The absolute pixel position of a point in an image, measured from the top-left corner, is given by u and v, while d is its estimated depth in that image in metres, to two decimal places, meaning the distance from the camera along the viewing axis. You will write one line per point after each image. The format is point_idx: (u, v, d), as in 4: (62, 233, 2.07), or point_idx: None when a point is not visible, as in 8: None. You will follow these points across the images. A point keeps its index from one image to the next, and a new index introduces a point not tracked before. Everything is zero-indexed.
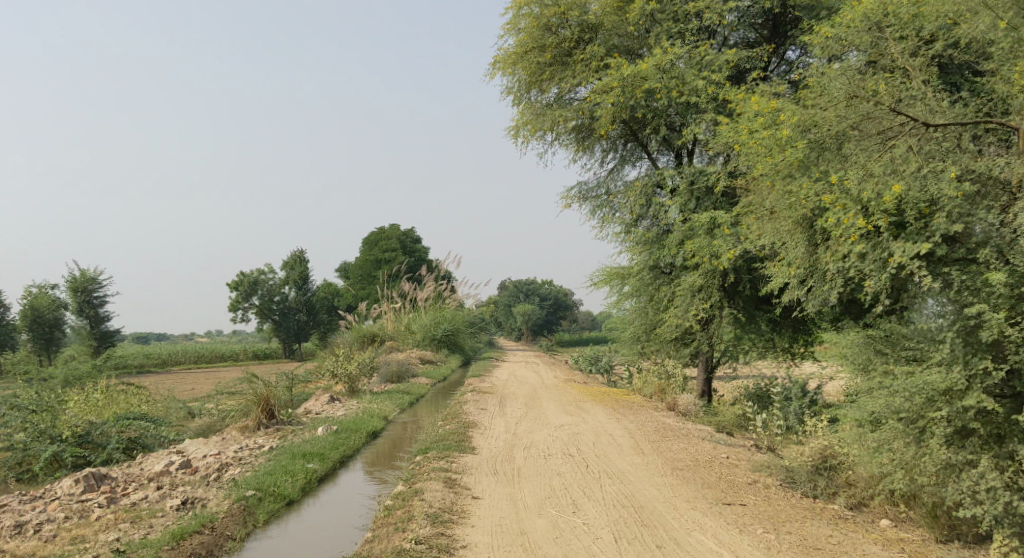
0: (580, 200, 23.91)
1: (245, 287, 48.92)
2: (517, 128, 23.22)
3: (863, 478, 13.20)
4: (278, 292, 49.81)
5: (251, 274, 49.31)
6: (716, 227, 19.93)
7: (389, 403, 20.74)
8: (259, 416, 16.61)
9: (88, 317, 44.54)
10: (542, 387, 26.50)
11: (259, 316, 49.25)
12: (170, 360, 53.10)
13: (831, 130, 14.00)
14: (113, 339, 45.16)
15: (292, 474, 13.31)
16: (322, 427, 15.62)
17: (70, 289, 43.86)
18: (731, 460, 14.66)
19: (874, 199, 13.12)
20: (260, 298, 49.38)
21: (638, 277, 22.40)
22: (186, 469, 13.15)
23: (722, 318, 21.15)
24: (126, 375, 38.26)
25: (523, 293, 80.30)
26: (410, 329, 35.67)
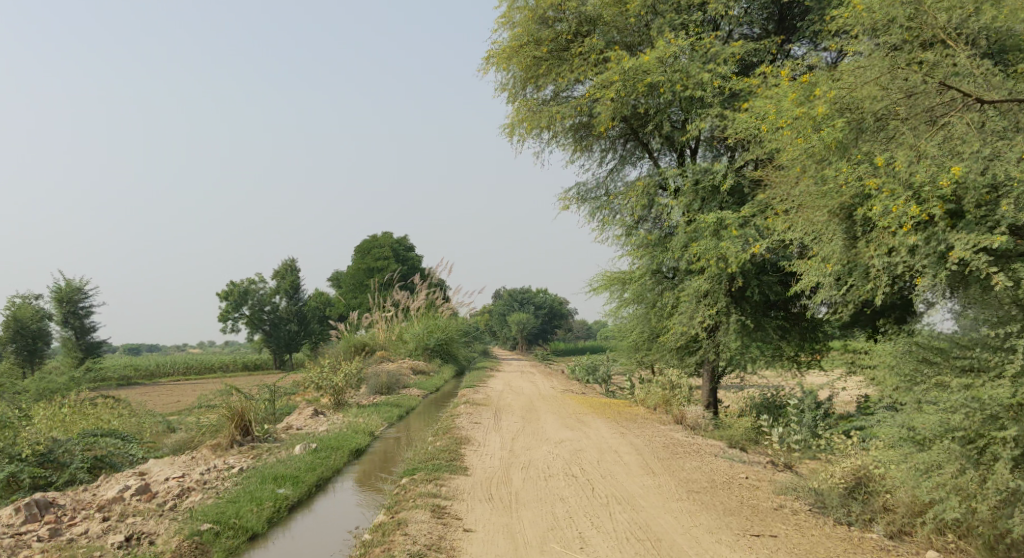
0: (579, 202, 22.75)
1: (235, 297, 47.64)
2: (511, 126, 22.07)
3: (904, 503, 12.16)
4: (269, 301, 48.58)
5: (242, 283, 48.08)
6: (724, 229, 18.76)
7: (376, 416, 19.51)
8: (233, 431, 15.46)
9: (74, 328, 43.23)
10: (539, 398, 25.28)
11: (249, 327, 47.98)
12: (159, 372, 51.71)
13: (873, 108, 13.15)
14: (101, 350, 43.87)
15: (258, 502, 12.09)
16: (301, 443, 14.41)
17: (55, 299, 42.54)
18: (751, 480, 13.49)
19: (927, 183, 12.55)
20: (251, 307, 48.09)
21: (641, 281, 21.24)
22: (142, 496, 11.97)
23: (730, 325, 19.99)
24: (111, 388, 36.95)
25: (518, 302, 78.91)
26: (402, 338, 34.44)
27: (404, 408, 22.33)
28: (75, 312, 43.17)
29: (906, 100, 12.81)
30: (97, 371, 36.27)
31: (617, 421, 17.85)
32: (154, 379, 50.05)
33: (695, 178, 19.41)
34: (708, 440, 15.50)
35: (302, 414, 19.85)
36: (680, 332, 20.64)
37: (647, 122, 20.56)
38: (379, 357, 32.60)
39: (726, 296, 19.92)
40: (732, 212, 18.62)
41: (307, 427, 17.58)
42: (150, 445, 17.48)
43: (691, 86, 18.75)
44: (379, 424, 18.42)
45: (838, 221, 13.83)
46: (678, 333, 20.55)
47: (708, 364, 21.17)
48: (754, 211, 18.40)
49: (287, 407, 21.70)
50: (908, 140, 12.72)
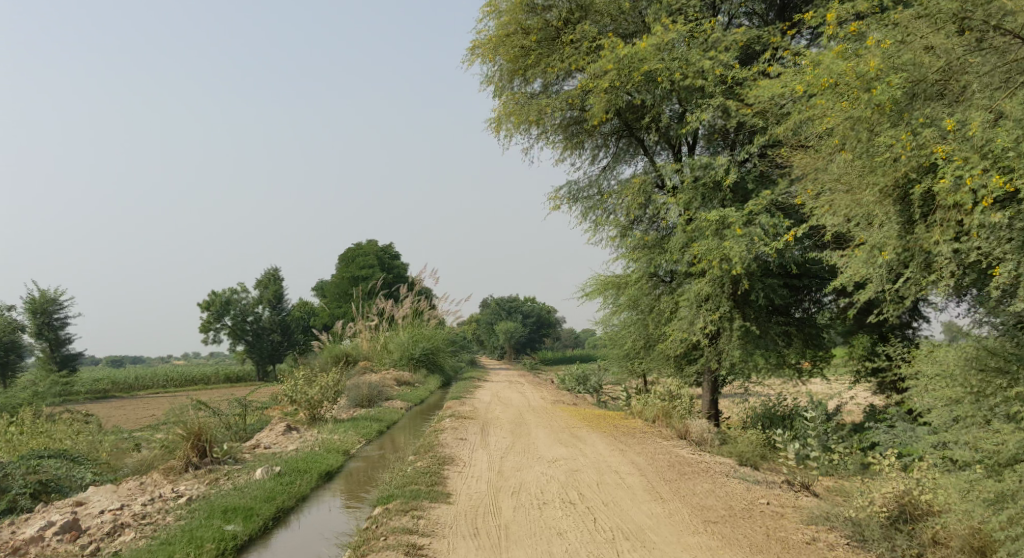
0: (570, 202, 21.40)
1: (216, 307, 46.04)
2: (498, 122, 20.75)
3: (961, 537, 10.91)
4: (252, 312, 46.97)
5: (223, 293, 46.50)
6: (726, 228, 17.40)
7: (353, 433, 18.04)
8: (188, 453, 14.09)
9: (48, 341, 41.52)
10: (529, 410, 23.85)
11: (231, 338, 46.39)
12: (137, 384, 49.99)
13: (936, 68, 12.45)
14: (76, 363, 42.22)
15: (197, 543, 10.66)
16: (264, 466, 13.01)
17: (29, 310, 40.88)
18: (775, 507, 12.10)
19: (1008, 150, 11.54)
20: (233, 318, 46.42)
21: (638, 285, 19.90)
22: (65, 536, 10.69)
23: (733, 331, 18.66)
24: (85, 403, 35.26)
25: (505, 311, 77.48)
26: (387, 348, 32.98)
27: (385, 422, 20.86)
28: (49, 324, 41.53)
29: (977, 54, 12.29)
30: (69, 386, 34.59)
31: (613, 436, 16.44)
32: (131, 392, 48.37)
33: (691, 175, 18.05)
34: (715, 457, 14.10)
35: (273, 431, 18.44)
36: (680, 339, 19.30)
37: (644, 113, 19.32)
38: (361, 368, 31.10)
39: (728, 300, 18.59)
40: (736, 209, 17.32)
41: (275, 446, 16.14)
42: (106, 467, 16.01)
43: (691, 74, 17.38)
44: (356, 441, 17.01)
45: (890, 202, 12.93)
46: (678, 341, 19.17)
47: (711, 373, 19.73)
48: (760, 208, 17.07)
49: (259, 423, 20.24)
50: (980, 100, 12.04)
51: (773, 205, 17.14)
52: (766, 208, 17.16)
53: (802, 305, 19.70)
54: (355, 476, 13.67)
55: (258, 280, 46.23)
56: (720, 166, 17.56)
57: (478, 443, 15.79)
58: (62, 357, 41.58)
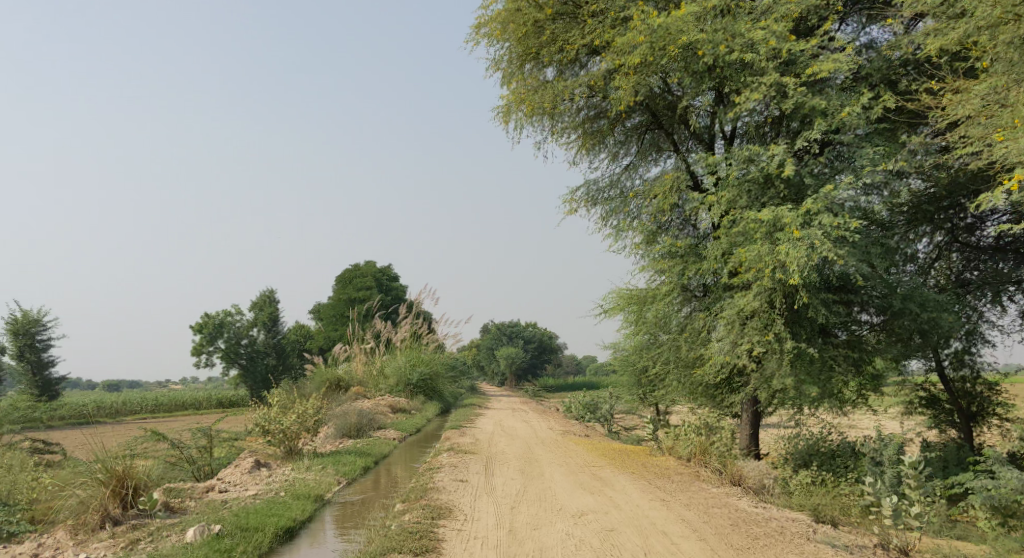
0: (588, 204, 18.68)
1: (210, 329, 43.16)
2: (505, 111, 18.13)
3: None
4: (246, 335, 44.07)
5: (217, 315, 43.65)
6: (780, 231, 14.65)
7: (331, 471, 15.19)
8: (105, 503, 11.76)
9: (30, 363, 38.52)
10: (538, 443, 20.97)
11: (224, 362, 43.39)
12: (124, 410, 46.89)
13: None
14: (59, 387, 39.24)
15: None
16: (197, 525, 10.65)
17: (10, 331, 37.99)
18: None
19: None
20: (226, 341, 43.50)
21: (668, 298, 17.10)
22: None
23: (784, 354, 15.75)
24: (63, 431, 32.22)
25: (507, 335, 74.98)
26: (383, 373, 30.23)
27: (374, 457, 18.01)
28: (32, 345, 38.65)
29: None
30: (47, 412, 31.58)
31: (649, 479, 13.69)
32: (117, 417, 45.32)
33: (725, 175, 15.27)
34: (784, 511, 11.31)
35: (240, 467, 15.69)
36: (718, 364, 16.46)
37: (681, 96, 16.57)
38: (352, 394, 28.29)
39: (777, 317, 15.78)
40: (789, 207, 14.54)
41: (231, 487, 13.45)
42: None
43: (738, 47, 14.67)
44: (334, 482, 14.22)
45: None
46: (717, 366, 16.30)
47: (752, 398, 16.95)
48: (819, 207, 14.28)
49: (227, 457, 17.44)
50: None
51: (835, 204, 14.38)
52: (828, 206, 14.37)
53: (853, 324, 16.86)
54: (323, 537, 11.03)
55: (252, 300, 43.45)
56: (770, 154, 14.65)
57: (483, 487, 12.93)
58: (45, 381, 38.54)
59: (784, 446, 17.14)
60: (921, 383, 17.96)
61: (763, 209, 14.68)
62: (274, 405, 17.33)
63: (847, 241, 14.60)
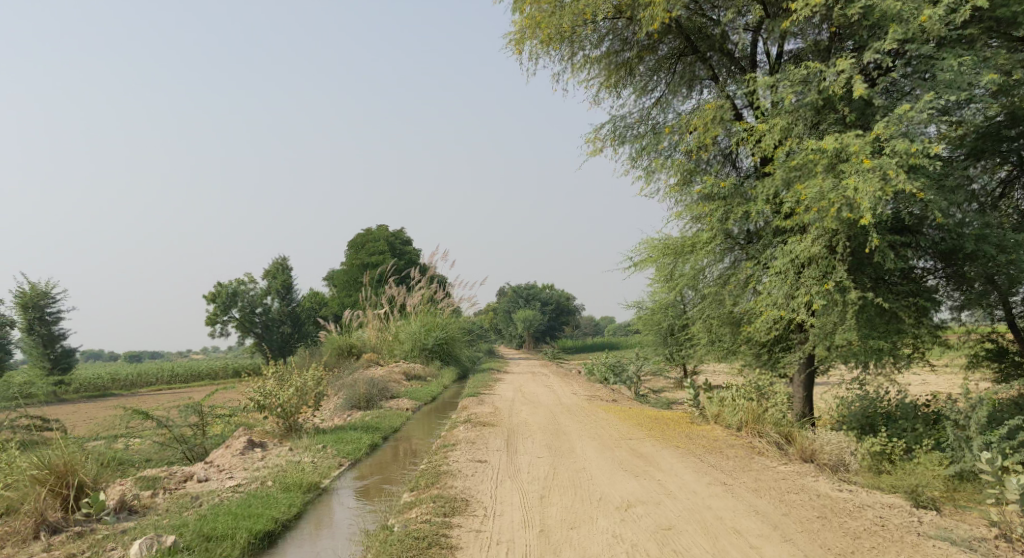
0: (614, 143, 16.65)
1: (222, 299, 41.29)
2: (519, 39, 16.09)
3: None
4: (260, 303, 42.24)
5: (230, 284, 41.82)
6: (845, 161, 12.67)
7: (336, 450, 13.43)
8: (41, 509, 10.11)
9: (42, 338, 36.61)
10: (563, 411, 19.08)
11: (239, 332, 41.63)
12: (139, 383, 45.20)
13: None
14: (73, 362, 37.40)
15: None
16: (146, 539, 9.34)
17: (19, 305, 36.10)
18: None
19: None
20: (240, 310, 41.70)
21: (710, 246, 15.11)
22: None
23: (847, 306, 13.73)
24: (71, 406, 30.40)
25: (525, 298, 73.09)
26: (397, 338, 28.40)
27: (385, 430, 16.21)
28: (42, 320, 36.69)
29: None
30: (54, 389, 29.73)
31: (700, 453, 11.83)
32: (130, 391, 43.50)
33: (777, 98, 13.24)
34: (879, 496, 9.95)
35: (230, 447, 13.62)
36: (770, 320, 14.49)
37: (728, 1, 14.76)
38: (365, 362, 26.46)
39: (842, 263, 13.73)
40: (856, 135, 12.56)
41: (213, 474, 11.61)
42: None
43: None
44: (337, 465, 12.35)
45: None
46: (770, 321, 14.34)
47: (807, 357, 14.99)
48: (893, 132, 12.30)
49: (220, 436, 15.63)
50: None
51: (911, 130, 12.39)
52: (902, 131, 12.40)
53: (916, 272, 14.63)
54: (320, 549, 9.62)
55: (264, 267, 41.59)
56: (832, 72, 12.68)
57: (510, 468, 11.18)
58: (55, 356, 36.49)
59: (843, 410, 15.20)
60: (987, 334, 15.66)
61: (826, 137, 12.68)
62: (270, 377, 15.48)
63: (925, 171, 12.62)
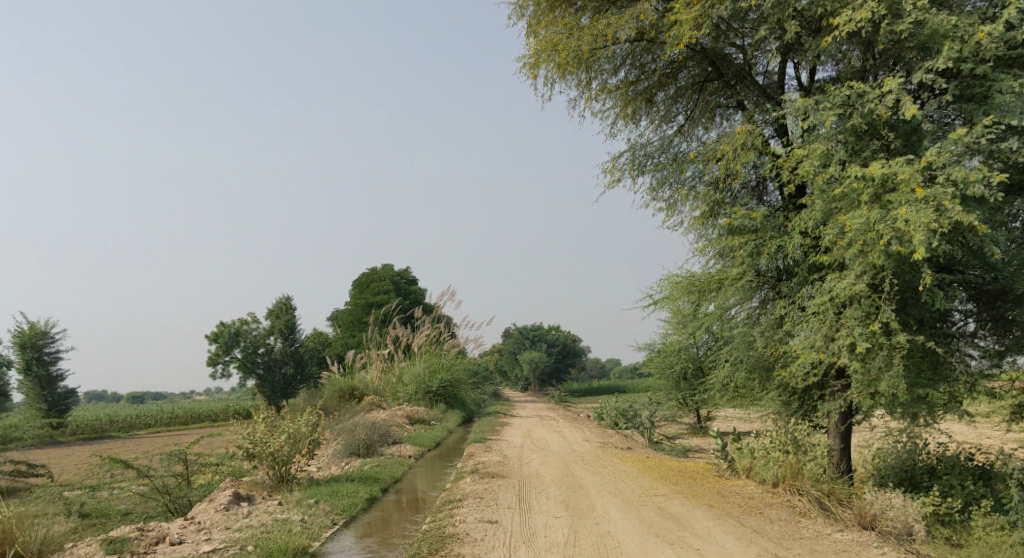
0: (633, 173, 15.54)
1: (224, 338, 40.06)
2: (533, 62, 15.03)
3: None
4: (262, 344, 41.00)
5: (232, 324, 40.63)
6: (892, 191, 11.48)
7: (331, 506, 12.17)
8: None
9: (38, 379, 35.29)
10: (576, 460, 17.76)
11: (241, 372, 40.36)
12: (137, 425, 43.79)
13: None
14: (69, 403, 36.00)
15: None
16: None
17: (16, 344, 34.89)
18: None
19: None
20: (242, 351, 40.47)
21: (739, 284, 13.90)
22: None
23: (894, 350, 12.45)
24: (64, 449, 29.04)
25: (531, 339, 71.74)
26: (401, 380, 27.13)
27: (386, 482, 14.91)
28: (40, 359, 35.43)
29: None
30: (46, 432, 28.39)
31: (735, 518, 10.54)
32: (129, 433, 42.07)
33: (816, 122, 12.10)
34: None
35: (213, 501, 12.37)
36: (807, 364, 13.22)
37: (758, 21, 13.66)
38: (367, 405, 25.18)
39: (887, 302, 12.45)
40: (906, 161, 11.37)
41: (188, 536, 10.39)
42: None
43: None
44: (330, 524, 11.08)
45: None
46: (807, 366, 13.08)
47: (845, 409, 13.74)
48: (947, 159, 11.12)
49: (206, 487, 14.36)
50: None
51: (966, 155, 11.26)
52: (956, 158, 11.24)
53: (964, 316, 13.24)
54: None
55: (268, 306, 40.41)
56: (877, 93, 11.55)
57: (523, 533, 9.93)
58: (54, 397, 35.09)
59: (885, 463, 13.91)
60: None
61: (872, 164, 11.51)
62: (261, 423, 14.23)
63: (981, 201, 11.41)
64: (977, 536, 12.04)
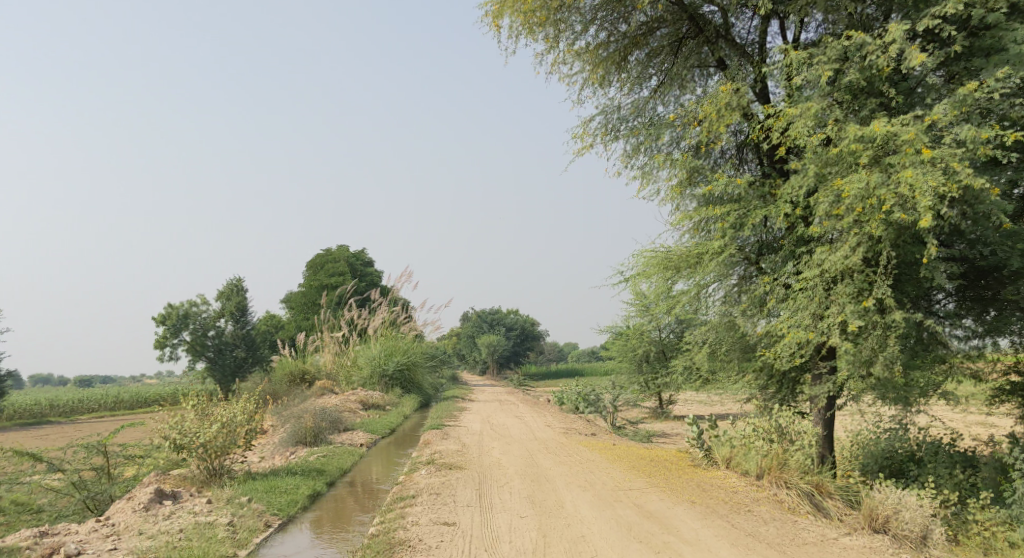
0: (605, 139, 14.28)
1: (172, 321, 38.25)
2: (497, 14, 13.69)
3: None
4: (212, 326, 39.24)
5: (180, 305, 38.83)
6: (893, 153, 10.33)
7: (264, 504, 10.82)
8: None
9: None
10: (539, 449, 16.53)
11: (190, 355, 38.62)
12: (80, 409, 41.85)
13: None
14: (6, 387, 34.02)
15: None
16: None
17: None
18: None
19: None
20: (192, 333, 38.73)
21: (719, 258, 12.71)
22: None
23: (890, 330, 11.32)
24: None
25: (489, 323, 70.48)
26: (355, 365, 25.69)
27: (332, 475, 13.56)
28: None
29: None
30: None
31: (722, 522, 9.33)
32: (70, 419, 40.15)
33: (809, 77, 10.91)
34: None
35: (132, 499, 10.97)
36: (794, 345, 12.08)
37: None
38: (317, 391, 23.74)
39: (883, 277, 11.31)
40: (909, 119, 10.22)
41: (89, 548, 9.01)
42: None
43: None
44: (261, 528, 9.77)
45: None
46: (794, 347, 11.94)
47: (828, 403, 12.71)
48: (955, 116, 9.98)
49: (130, 483, 12.93)
50: None
51: (975, 113, 10.14)
52: (964, 116, 10.11)
53: (961, 294, 12.14)
54: None
55: (220, 288, 38.61)
56: (879, 43, 10.37)
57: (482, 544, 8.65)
58: None
59: (873, 453, 12.85)
60: None
61: (872, 122, 10.33)
62: (191, 411, 12.80)
63: (989, 165, 10.31)
64: (978, 533, 11.01)
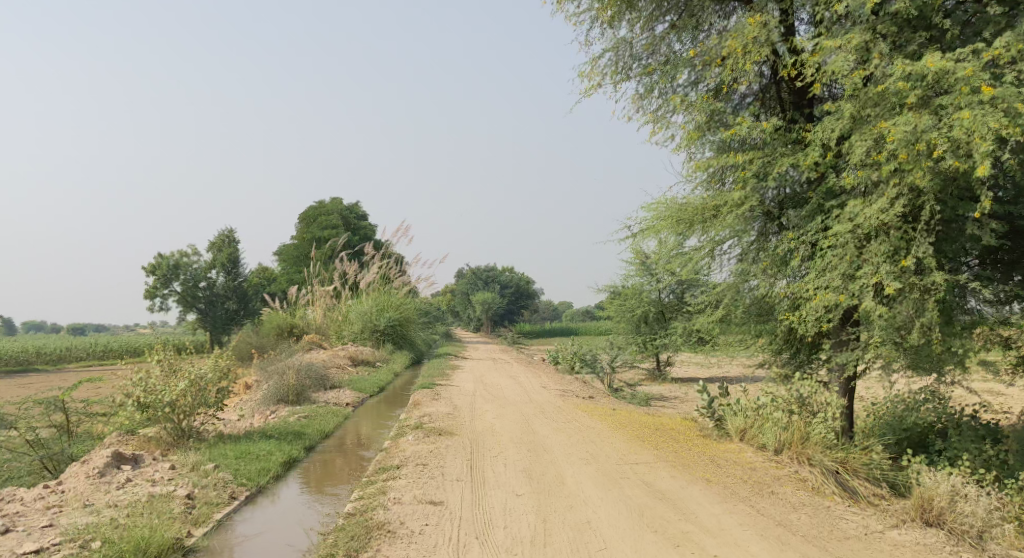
0: (615, 79, 13.07)
1: (162, 271, 37.10)
2: None
3: None
4: (203, 277, 38.11)
5: (171, 255, 37.67)
6: (944, 93, 9.20)
7: (232, 471, 9.78)
8: None
9: None
10: (535, 413, 15.46)
11: (180, 307, 37.55)
12: (69, 358, 40.84)
13: None
14: None
15: None
16: None
17: None
18: None
19: None
20: (182, 284, 37.61)
21: (739, 211, 11.57)
22: None
23: (928, 294, 10.22)
24: None
25: (485, 279, 69.33)
26: (345, 320, 24.58)
27: (311, 438, 12.50)
28: None
29: None
30: None
31: (748, 510, 8.41)
32: (57, 367, 39.16)
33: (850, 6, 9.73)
34: None
35: (87, 463, 9.97)
36: (821, 309, 10.97)
37: None
38: (304, 346, 22.65)
39: (924, 234, 10.19)
40: (966, 54, 9.10)
41: (20, 523, 7.99)
42: None
43: None
44: (221, 502, 8.75)
45: None
46: (820, 311, 10.84)
47: (852, 373, 11.57)
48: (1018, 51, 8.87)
49: (92, 442, 11.91)
50: None
51: None
52: None
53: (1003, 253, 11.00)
54: None
55: (212, 239, 37.40)
56: None
57: (474, 533, 7.79)
58: None
59: (899, 427, 11.78)
60: None
61: (923, 57, 9.20)
62: (157, 367, 11.73)
63: None
64: None
